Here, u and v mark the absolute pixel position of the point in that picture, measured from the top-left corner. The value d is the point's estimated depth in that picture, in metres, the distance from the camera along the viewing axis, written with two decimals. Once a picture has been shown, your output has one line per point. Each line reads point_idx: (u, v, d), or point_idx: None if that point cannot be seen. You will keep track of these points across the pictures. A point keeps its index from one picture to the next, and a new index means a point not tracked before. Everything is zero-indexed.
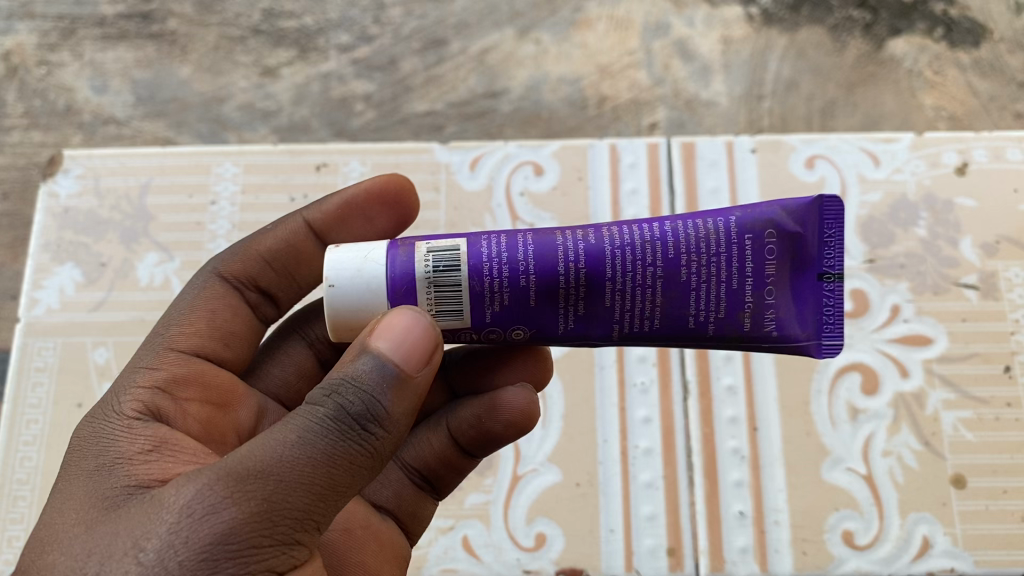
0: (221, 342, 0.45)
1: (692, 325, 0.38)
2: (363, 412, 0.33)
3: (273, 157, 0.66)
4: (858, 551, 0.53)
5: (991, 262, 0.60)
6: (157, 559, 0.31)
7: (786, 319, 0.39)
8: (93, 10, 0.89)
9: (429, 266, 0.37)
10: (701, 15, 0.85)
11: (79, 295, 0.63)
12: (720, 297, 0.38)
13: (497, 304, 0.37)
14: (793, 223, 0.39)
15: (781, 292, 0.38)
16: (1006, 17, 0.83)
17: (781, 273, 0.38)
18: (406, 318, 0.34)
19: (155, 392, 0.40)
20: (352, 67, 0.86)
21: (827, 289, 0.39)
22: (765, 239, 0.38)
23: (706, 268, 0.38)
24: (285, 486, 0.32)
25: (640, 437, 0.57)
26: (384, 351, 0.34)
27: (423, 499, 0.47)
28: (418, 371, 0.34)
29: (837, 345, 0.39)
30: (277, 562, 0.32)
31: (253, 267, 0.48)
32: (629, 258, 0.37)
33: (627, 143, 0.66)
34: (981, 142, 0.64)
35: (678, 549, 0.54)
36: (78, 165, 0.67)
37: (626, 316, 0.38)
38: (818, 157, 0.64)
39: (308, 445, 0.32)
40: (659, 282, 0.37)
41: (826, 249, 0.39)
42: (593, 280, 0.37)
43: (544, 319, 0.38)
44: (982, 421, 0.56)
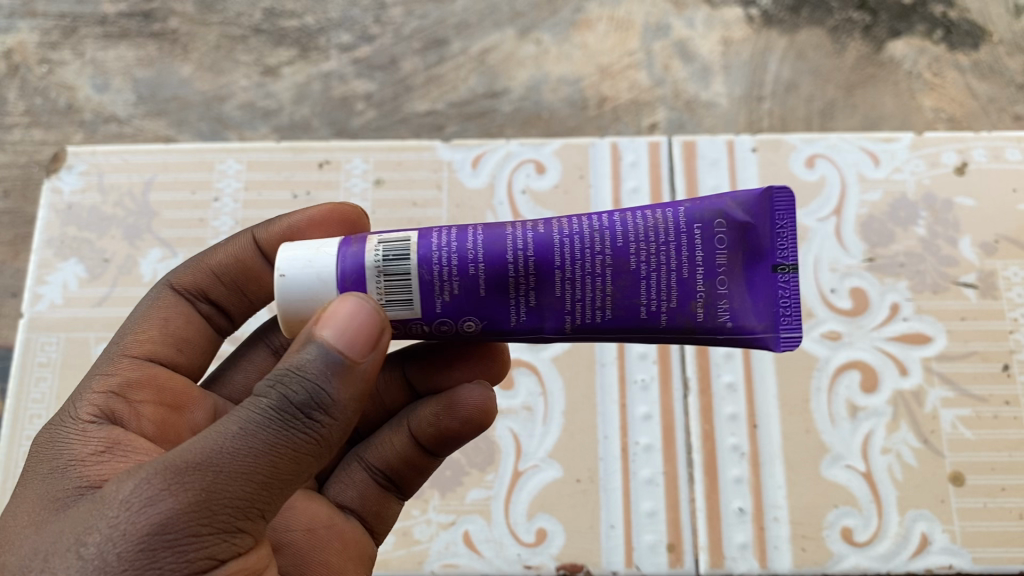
0: (175, 347, 0.44)
1: (644, 316, 0.36)
2: (306, 400, 0.32)
3: (277, 155, 0.67)
4: (858, 548, 0.53)
5: (990, 261, 0.60)
6: (95, 554, 0.30)
7: (741, 309, 0.36)
8: (95, 8, 0.89)
9: (378, 254, 0.35)
10: (701, 16, 0.86)
11: (83, 291, 0.63)
12: (671, 286, 0.36)
13: (446, 293, 0.36)
14: (744, 213, 0.37)
15: (734, 282, 0.36)
16: (1006, 19, 0.84)
17: (733, 263, 0.36)
18: (350, 306, 0.33)
19: (109, 395, 0.40)
20: (353, 66, 0.86)
21: (782, 281, 0.37)
22: (714, 228, 0.36)
23: (656, 257, 0.36)
24: (224, 477, 0.31)
25: (640, 434, 0.57)
26: (330, 341, 0.32)
27: (389, 500, 0.45)
28: (364, 358, 0.33)
29: (795, 338, 0.37)
30: (218, 551, 0.31)
31: (203, 281, 0.46)
32: (577, 245, 0.36)
33: (628, 141, 0.66)
34: (982, 142, 0.64)
35: (678, 545, 0.54)
36: (82, 162, 0.67)
37: (576, 307, 0.36)
38: (819, 156, 0.64)
39: (249, 436, 0.31)
40: (609, 271, 0.36)
41: (779, 241, 0.37)
42: (542, 268, 0.36)
43: (495, 310, 0.36)
44: (981, 419, 0.56)
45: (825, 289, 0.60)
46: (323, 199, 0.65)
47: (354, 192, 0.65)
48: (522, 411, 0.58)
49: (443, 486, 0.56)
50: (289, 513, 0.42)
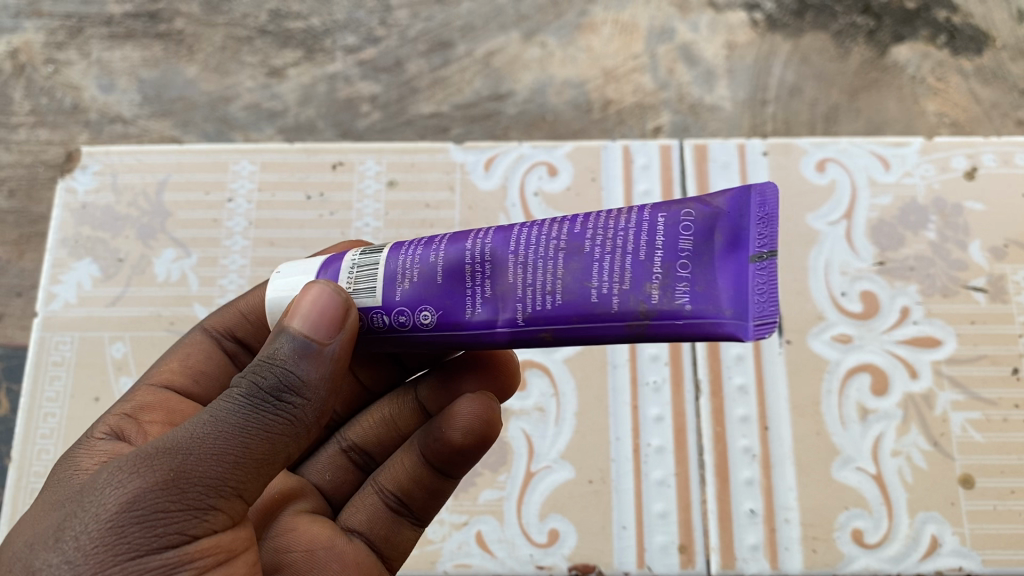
0: (192, 378, 0.44)
1: (594, 299, 0.32)
2: (275, 385, 0.33)
3: (290, 156, 0.67)
4: (868, 550, 0.54)
5: (999, 265, 0.61)
6: (72, 535, 0.31)
7: (704, 293, 0.31)
8: (100, 9, 0.90)
9: (356, 255, 0.37)
10: (705, 20, 0.86)
11: (97, 291, 0.63)
12: (624, 269, 0.32)
13: (406, 281, 0.35)
14: (717, 202, 0.33)
15: (698, 268, 0.32)
16: (1009, 24, 0.84)
17: (699, 250, 0.32)
18: (313, 293, 0.34)
19: (121, 416, 0.40)
20: (359, 68, 0.87)
21: (758, 271, 0.31)
22: (680, 215, 0.33)
23: (613, 241, 0.33)
24: (194, 457, 0.32)
25: (652, 435, 0.57)
26: (301, 330, 0.34)
27: (402, 526, 0.43)
28: (331, 341, 0.34)
29: (766, 326, 0.30)
30: (190, 527, 0.31)
31: (232, 320, 0.46)
32: (533, 233, 0.34)
33: (640, 144, 0.66)
34: (990, 147, 0.64)
35: (690, 547, 0.54)
36: (96, 162, 0.67)
37: (528, 292, 0.33)
38: (829, 160, 0.65)
39: (220, 419, 0.32)
40: (562, 255, 0.33)
41: (758, 229, 0.32)
42: (498, 256, 0.34)
43: (451, 301, 0.35)
44: (991, 422, 0.56)
45: (836, 292, 0.60)
46: (336, 201, 0.65)
47: (367, 194, 0.66)
48: (535, 412, 0.58)
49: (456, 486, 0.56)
50: (290, 534, 0.40)
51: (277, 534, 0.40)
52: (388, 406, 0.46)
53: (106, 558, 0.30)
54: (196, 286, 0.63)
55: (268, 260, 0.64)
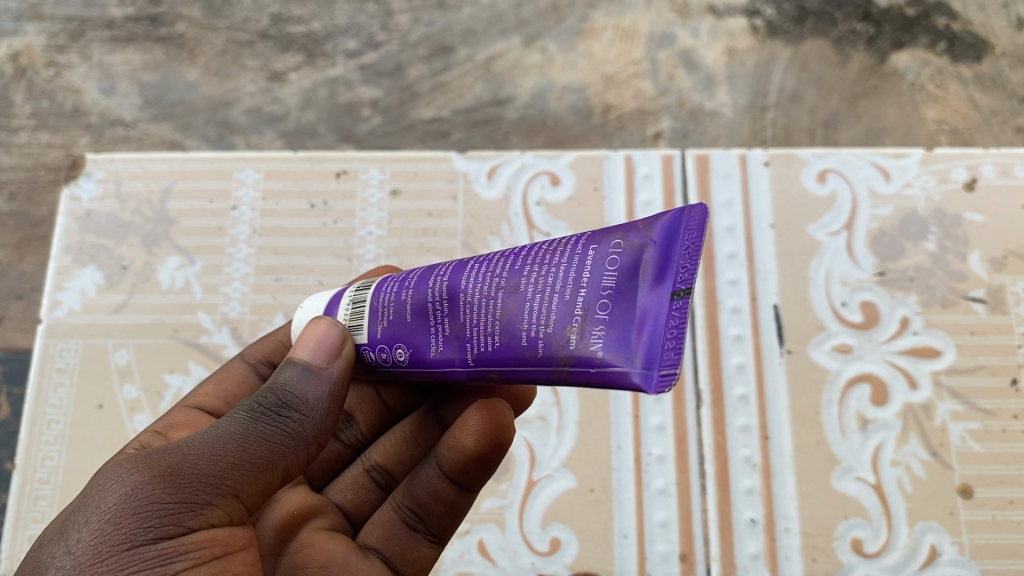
0: (226, 401, 0.45)
1: (523, 343, 0.32)
2: (275, 402, 0.35)
3: (293, 164, 0.67)
4: (868, 559, 0.54)
5: (999, 276, 0.61)
6: (72, 525, 0.32)
7: (616, 336, 0.30)
8: (102, 12, 0.90)
9: (352, 290, 0.40)
10: (706, 26, 0.86)
11: (101, 297, 0.63)
12: (550, 309, 0.32)
13: (385, 319, 0.37)
14: (645, 233, 0.31)
15: (617, 307, 0.30)
16: (1008, 32, 0.84)
17: (620, 287, 0.30)
18: (320, 323, 0.38)
19: (154, 434, 0.41)
20: (360, 72, 0.87)
21: (675, 311, 0.29)
22: (609, 249, 0.31)
23: (545, 279, 0.32)
24: (194, 456, 0.33)
25: (653, 445, 0.57)
26: (304, 359, 0.36)
27: (418, 543, 0.43)
28: (330, 366, 0.36)
29: (670, 375, 0.28)
30: (186, 519, 0.32)
31: (270, 349, 0.48)
32: (483, 271, 0.35)
33: (642, 154, 0.67)
34: (990, 158, 0.65)
35: (690, 555, 0.55)
36: (100, 168, 0.68)
37: (474, 333, 0.34)
38: (830, 171, 0.65)
39: (223, 428, 0.34)
40: (502, 293, 0.33)
41: (679, 262, 0.30)
42: (453, 294, 0.35)
43: (418, 339, 0.36)
44: (990, 432, 0.56)
45: (836, 303, 0.61)
46: (340, 209, 0.66)
47: (370, 202, 0.66)
48: (536, 421, 0.58)
49: None
50: (305, 551, 0.40)
51: (294, 551, 0.40)
52: (409, 425, 0.46)
53: (103, 545, 0.31)
54: (200, 293, 0.64)
55: (271, 267, 0.64)
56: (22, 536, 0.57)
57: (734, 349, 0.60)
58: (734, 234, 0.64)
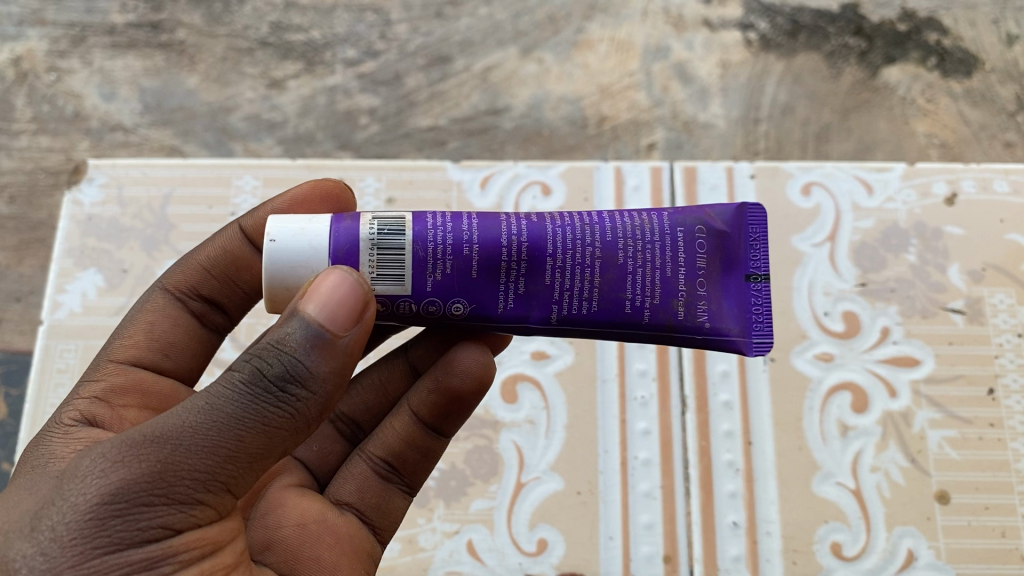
0: (160, 352, 0.46)
1: (628, 310, 0.38)
2: (282, 373, 0.33)
3: (291, 172, 0.68)
4: (846, 562, 0.55)
5: (977, 288, 0.62)
6: (48, 524, 0.31)
7: (718, 311, 0.39)
8: (103, 18, 0.92)
9: (373, 229, 0.36)
10: (700, 39, 0.89)
11: (101, 300, 0.64)
12: (654, 283, 0.38)
13: (439, 272, 0.37)
14: (721, 222, 0.40)
15: (712, 285, 0.39)
16: (998, 47, 0.88)
17: (712, 267, 0.39)
18: (334, 280, 0.34)
19: (92, 401, 0.42)
20: (358, 81, 0.89)
21: (754, 290, 0.39)
22: (695, 234, 0.39)
23: (642, 253, 0.38)
24: (185, 449, 0.32)
25: (639, 449, 0.58)
26: (314, 316, 0.34)
27: (393, 494, 0.44)
28: (345, 333, 0.34)
29: (767, 343, 0.39)
30: (174, 521, 0.32)
31: (194, 278, 0.47)
32: (568, 235, 0.38)
33: (631, 166, 0.68)
34: (971, 173, 0.66)
35: (674, 557, 0.56)
36: (102, 174, 0.69)
37: (564, 296, 0.38)
38: (814, 184, 0.66)
39: (217, 407, 0.33)
40: (597, 263, 0.38)
41: (753, 252, 0.40)
42: (534, 256, 0.37)
43: (484, 295, 0.37)
44: (966, 440, 0.58)
45: (818, 312, 0.62)
46: None
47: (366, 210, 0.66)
48: (526, 424, 0.59)
49: (448, 495, 0.57)
50: (280, 512, 0.42)
51: (267, 513, 0.41)
52: (378, 372, 0.48)
53: (85, 551, 0.31)
54: None
55: None
56: None
57: (719, 355, 0.61)
58: None
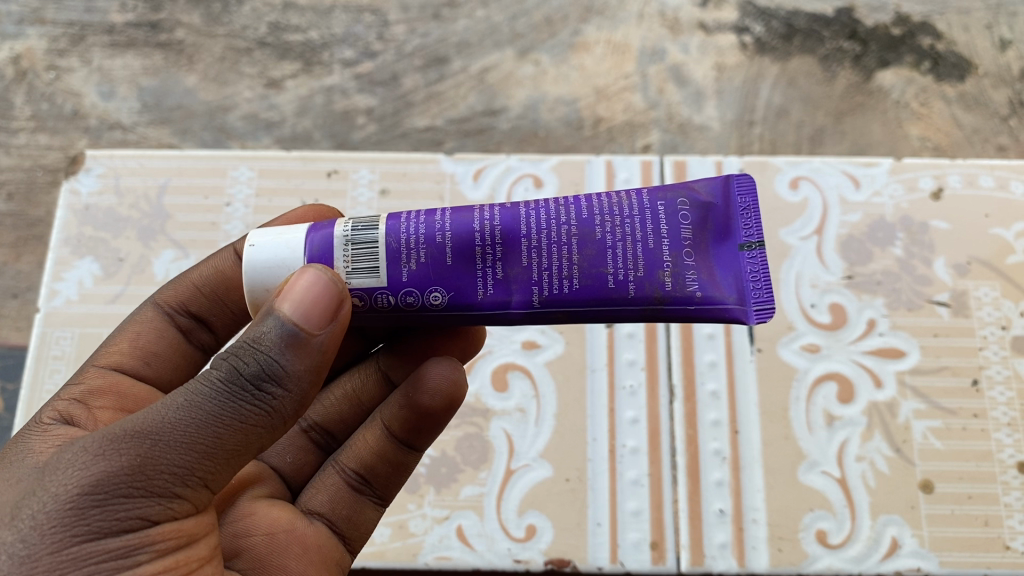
0: (142, 360, 0.46)
1: (611, 285, 0.38)
2: (258, 372, 0.33)
3: (286, 162, 0.69)
4: (831, 550, 0.55)
5: (963, 281, 0.63)
6: (30, 513, 0.32)
7: (709, 280, 0.38)
8: (103, 18, 0.93)
9: (347, 228, 0.38)
10: (696, 42, 0.90)
11: (98, 288, 0.64)
12: (637, 256, 0.38)
13: (413, 261, 0.37)
14: (705, 194, 0.40)
15: (701, 255, 0.39)
16: (991, 52, 0.89)
17: (698, 238, 0.39)
18: (308, 278, 0.35)
19: (71, 402, 0.42)
20: (355, 81, 0.90)
21: (748, 258, 0.39)
22: (678, 206, 0.39)
23: (621, 228, 0.38)
24: (164, 445, 0.32)
25: (627, 437, 0.59)
26: (291, 316, 0.34)
27: (364, 505, 0.45)
28: (320, 331, 0.34)
29: (766, 309, 0.38)
30: (152, 513, 0.33)
31: (185, 295, 0.47)
32: (542, 217, 0.38)
33: (622, 159, 0.68)
34: (957, 168, 0.67)
35: (661, 543, 0.56)
36: (100, 164, 0.69)
37: (544, 276, 0.38)
38: (802, 178, 0.67)
39: (196, 404, 0.33)
40: (575, 241, 0.38)
41: (743, 220, 0.40)
42: (509, 238, 0.38)
43: (461, 281, 0.38)
44: (950, 430, 0.58)
45: (805, 304, 0.62)
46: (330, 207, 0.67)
47: (359, 202, 0.67)
48: (516, 413, 0.59)
49: (439, 481, 0.58)
50: (250, 519, 0.42)
51: (237, 520, 0.42)
52: (351, 381, 0.49)
53: (64, 538, 0.32)
54: None
55: None
56: None
57: (707, 346, 0.62)
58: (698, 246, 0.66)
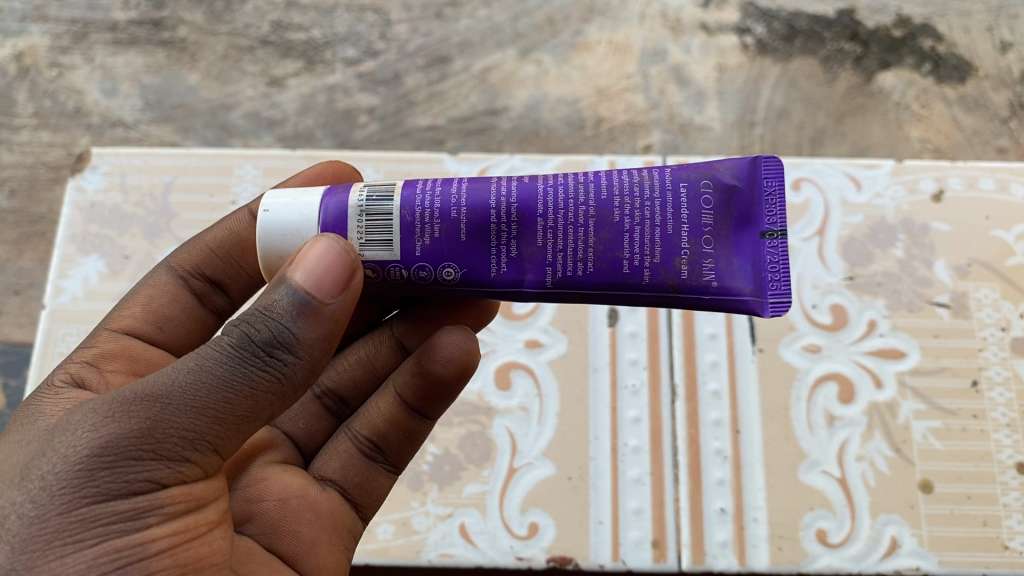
0: (154, 324, 0.46)
1: (626, 270, 0.38)
2: (270, 339, 0.34)
3: (291, 162, 0.69)
4: (831, 549, 0.56)
5: (962, 282, 0.63)
6: (39, 474, 0.32)
7: (726, 269, 0.39)
8: (105, 15, 0.93)
9: (362, 197, 0.38)
10: (697, 42, 0.90)
11: (103, 286, 0.65)
12: (654, 241, 0.38)
13: (427, 236, 0.38)
14: (729, 176, 0.39)
15: (719, 243, 0.39)
16: (992, 55, 0.89)
17: (719, 224, 0.39)
18: (321, 248, 0.35)
19: (83, 365, 0.42)
20: (358, 80, 0.91)
21: (769, 247, 0.39)
22: (701, 188, 0.39)
23: (639, 211, 0.38)
24: (174, 408, 0.33)
25: (629, 436, 0.59)
26: (303, 284, 0.34)
27: (376, 472, 0.46)
28: (332, 300, 0.35)
29: (782, 303, 0.39)
30: (160, 476, 0.33)
31: (199, 258, 0.48)
32: (560, 195, 0.39)
33: (625, 160, 0.68)
34: (957, 171, 0.67)
35: (663, 542, 0.56)
36: (105, 162, 0.69)
37: (559, 258, 0.38)
38: (804, 179, 0.67)
39: (207, 368, 0.33)
40: (591, 222, 0.38)
41: (766, 207, 0.39)
42: (525, 217, 0.38)
43: (475, 258, 0.38)
44: (950, 431, 0.59)
45: (806, 305, 0.63)
46: None
47: None
48: (518, 411, 0.60)
49: (441, 479, 0.58)
50: (263, 484, 0.43)
51: (249, 485, 0.42)
52: (365, 347, 0.49)
53: (73, 499, 0.32)
54: None
55: None
56: None
57: (709, 346, 0.62)
58: None
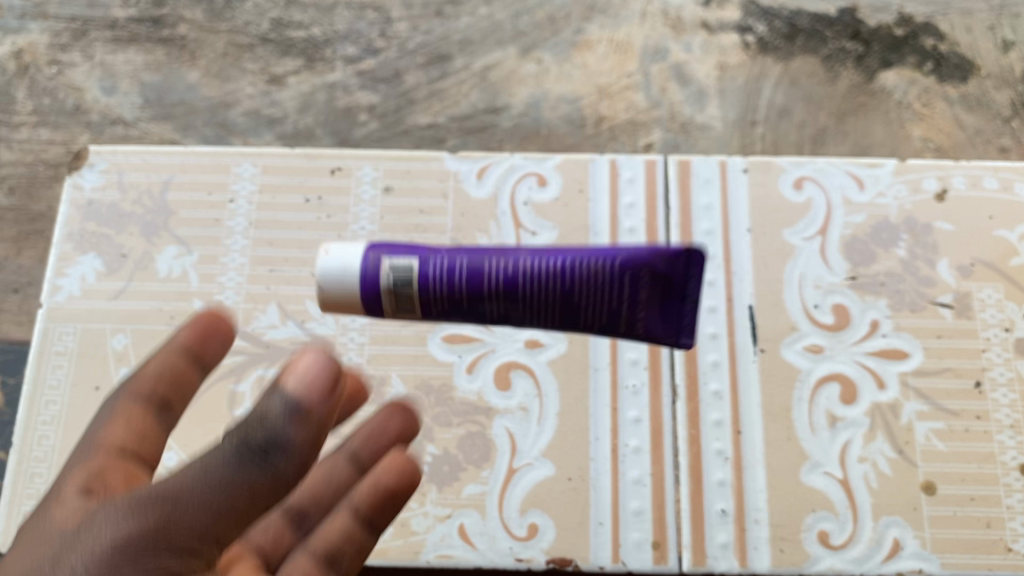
0: None
1: (585, 331, 0.41)
2: (266, 444, 0.32)
3: (290, 159, 0.68)
4: (833, 551, 0.56)
5: (965, 283, 0.63)
6: None
7: (649, 327, 0.40)
8: (105, 12, 0.93)
9: (385, 278, 0.39)
10: (698, 41, 0.90)
11: (100, 284, 0.64)
12: (605, 316, 0.40)
13: (436, 309, 0.39)
14: (663, 265, 0.39)
15: (649, 313, 0.40)
16: (994, 53, 0.89)
17: (652, 301, 0.39)
18: (307, 359, 0.33)
19: None
20: (358, 78, 0.90)
21: (686, 318, 0.40)
22: (637, 279, 0.39)
23: (590, 297, 0.39)
24: (175, 523, 0.32)
25: (630, 437, 0.59)
26: (292, 390, 0.33)
27: None
28: (322, 406, 0.33)
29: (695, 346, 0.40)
30: None
31: None
32: (524, 284, 0.39)
33: (626, 158, 0.67)
34: (960, 170, 0.66)
35: (663, 543, 0.56)
36: (104, 160, 0.69)
37: (529, 322, 0.40)
38: (806, 179, 0.66)
39: (206, 475, 0.32)
40: (552, 308, 0.40)
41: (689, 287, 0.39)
42: (502, 299, 0.39)
43: (467, 320, 0.40)
44: (952, 432, 0.58)
45: (808, 305, 0.62)
46: (334, 205, 0.67)
47: (363, 200, 0.67)
48: (518, 412, 0.59)
49: (441, 480, 0.58)
50: None
51: None
52: (318, 478, 0.50)
53: None
54: (196, 282, 0.64)
55: (265, 259, 0.65)
56: (17, 511, 0.58)
57: (710, 346, 0.61)
58: (712, 236, 0.65)
